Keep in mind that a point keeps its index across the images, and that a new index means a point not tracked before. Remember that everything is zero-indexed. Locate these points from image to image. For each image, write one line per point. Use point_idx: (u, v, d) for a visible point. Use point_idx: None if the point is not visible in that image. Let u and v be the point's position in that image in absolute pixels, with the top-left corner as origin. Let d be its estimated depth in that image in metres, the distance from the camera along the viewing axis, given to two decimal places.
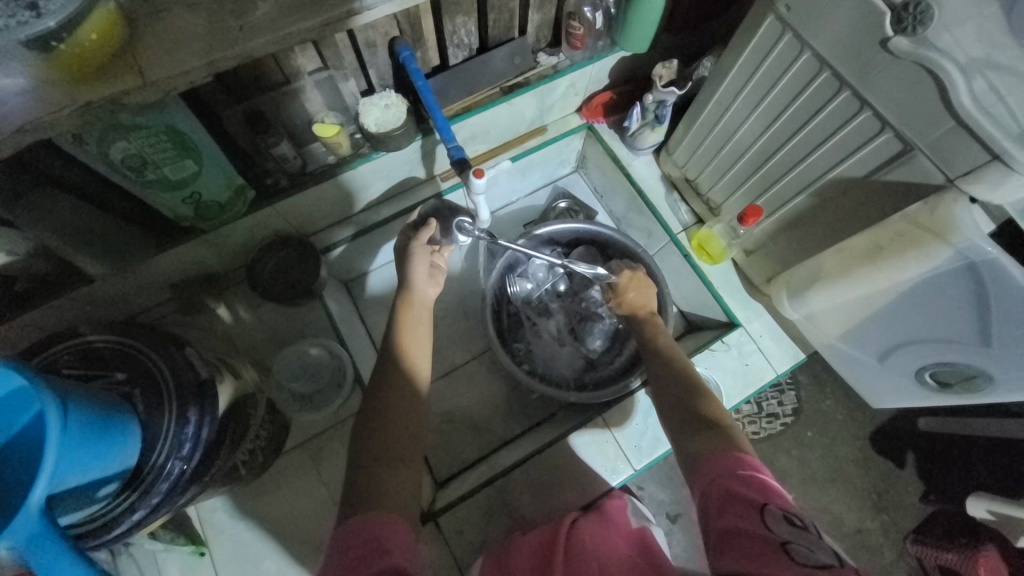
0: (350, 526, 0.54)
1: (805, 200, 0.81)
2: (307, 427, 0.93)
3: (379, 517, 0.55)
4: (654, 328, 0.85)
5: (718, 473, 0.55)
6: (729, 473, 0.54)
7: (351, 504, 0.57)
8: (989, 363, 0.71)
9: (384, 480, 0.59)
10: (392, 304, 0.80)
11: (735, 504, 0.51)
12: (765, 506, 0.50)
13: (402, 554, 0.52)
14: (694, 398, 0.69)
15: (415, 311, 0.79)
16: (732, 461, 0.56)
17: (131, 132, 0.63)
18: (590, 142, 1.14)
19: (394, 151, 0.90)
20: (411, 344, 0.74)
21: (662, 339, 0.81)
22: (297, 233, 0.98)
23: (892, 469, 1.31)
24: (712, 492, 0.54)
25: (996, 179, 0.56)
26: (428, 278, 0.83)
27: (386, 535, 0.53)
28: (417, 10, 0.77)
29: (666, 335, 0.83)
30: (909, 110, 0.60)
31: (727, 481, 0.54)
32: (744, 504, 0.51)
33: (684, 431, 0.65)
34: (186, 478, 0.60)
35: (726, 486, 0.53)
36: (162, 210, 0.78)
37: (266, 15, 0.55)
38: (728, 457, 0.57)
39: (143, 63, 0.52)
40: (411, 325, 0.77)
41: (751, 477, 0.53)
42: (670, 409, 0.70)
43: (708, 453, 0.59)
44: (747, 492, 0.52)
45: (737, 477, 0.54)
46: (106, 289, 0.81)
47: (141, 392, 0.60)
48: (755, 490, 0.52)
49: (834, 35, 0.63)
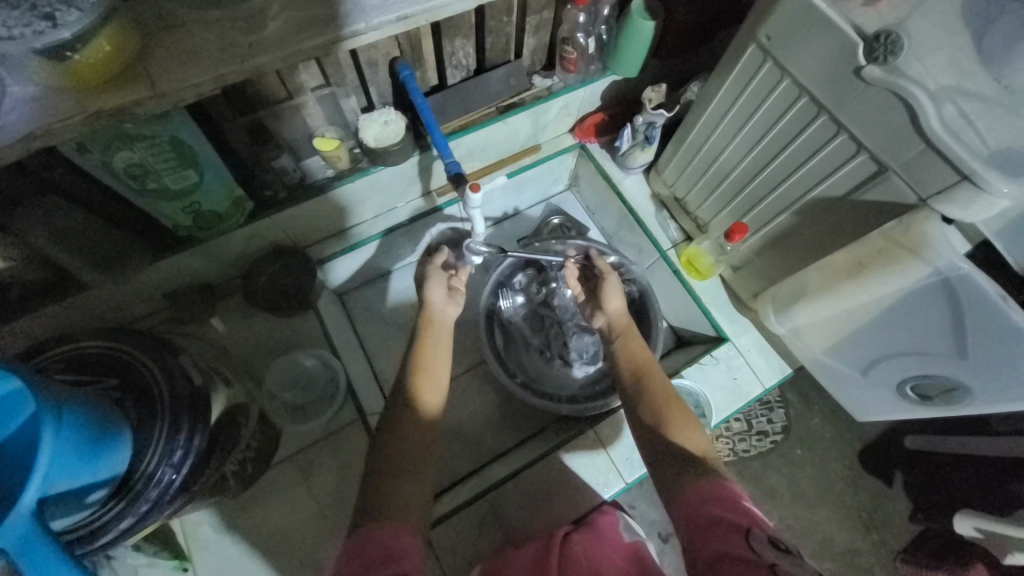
0: (358, 537, 0.54)
1: (789, 218, 0.84)
2: (297, 440, 0.91)
3: (388, 529, 0.54)
4: (629, 337, 0.84)
5: (702, 498, 0.55)
6: (711, 500, 0.55)
7: (362, 512, 0.58)
8: (966, 375, 0.73)
9: (388, 495, 0.59)
10: (414, 325, 0.82)
11: (722, 529, 0.51)
12: (750, 529, 0.50)
13: (408, 560, 0.52)
14: (674, 421, 0.68)
15: (435, 329, 0.80)
16: (717, 488, 0.56)
17: (136, 141, 0.64)
18: (582, 161, 1.17)
19: (393, 166, 0.92)
20: (427, 365, 0.74)
21: (641, 356, 0.80)
22: (294, 244, 0.99)
23: (880, 486, 1.32)
24: (698, 516, 0.54)
25: (967, 199, 0.60)
26: (448, 299, 0.86)
27: (395, 544, 0.53)
28: (417, 32, 0.81)
29: (640, 350, 0.81)
30: (882, 133, 0.64)
31: (712, 508, 0.54)
32: (729, 528, 0.51)
33: (665, 463, 0.64)
34: (175, 488, 0.59)
35: (712, 512, 0.53)
36: (161, 219, 0.78)
37: (276, 33, 0.57)
38: (713, 483, 0.57)
39: (153, 75, 0.54)
40: (432, 342, 0.78)
41: (734, 502, 0.54)
42: (646, 425, 0.70)
43: (687, 485, 0.58)
44: (733, 517, 0.52)
45: (723, 503, 0.54)
46: (98, 296, 0.81)
47: (136, 398, 0.60)
48: (741, 515, 0.52)
49: (811, 63, 0.67)
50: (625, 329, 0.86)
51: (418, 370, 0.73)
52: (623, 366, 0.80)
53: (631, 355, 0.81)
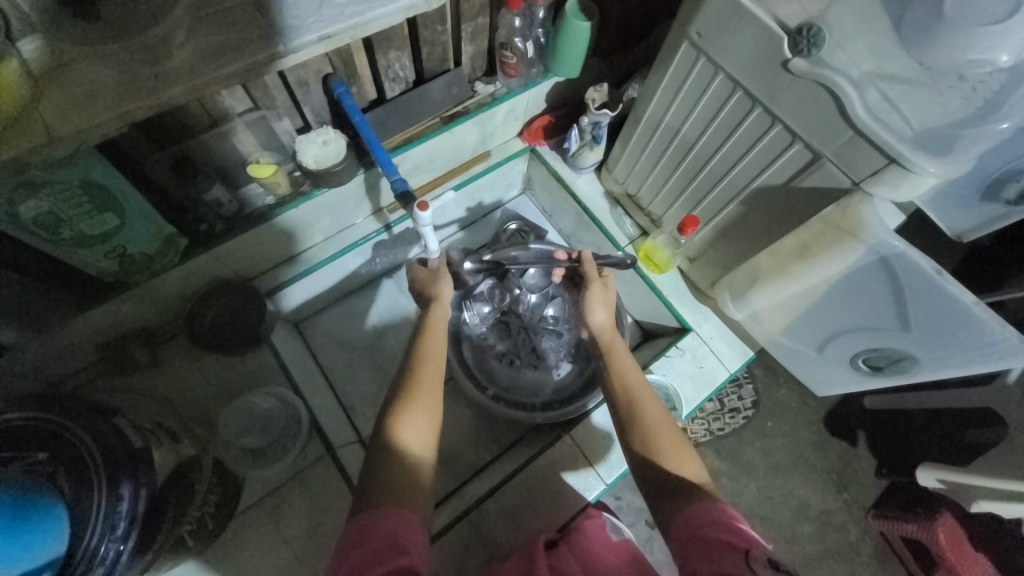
0: (362, 521, 0.55)
1: (736, 208, 0.85)
2: (264, 481, 0.86)
3: (387, 513, 0.55)
4: (615, 352, 0.82)
5: (699, 521, 0.55)
6: (707, 523, 0.54)
7: (359, 499, 0.58)
8: (912, 345, 0.76)
9: (385, 481, 0.59)
10: (417, 322, 0.82)
11: (720, 552, 0.51)
12: (750, 551, 0.49)
13: (415, 554, 0.52)
14: (665, 444, 0.67)
15: (438, 327, 0.80)
16: (715, 511, 0.55)
17: (41, 188, 0.58)
18: (534, 164, 1.17)
19: (337, 187, 0.89)
20: (427, 363, 0.73)
21: (630, 371, 0.77)
22: (239, 277, 0.94)
23: (847, 449, 1.38)
24: (695, 541, 0.53)
25: (896, 180, 0.63)
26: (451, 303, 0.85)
27: (401, 532, 0.53)
28: (347, 48, 0.78)
29: (627, 364, 0.79)
30: (812, 123, 0.66)
31: (708, 530, 0.53)
32: (727, 551, 0.50)
33: (658, 491, 0.63)
34: (124, 559, 0.55)
35: (709, 535, 0.53)
36: (82, 268, 0.72)
37: (185, 62, 0.53)
38: (711, 506, 0.56)
39: (49, 119, 0.49)
40: (435, 336, 0.78)
41: (731, 524, 0.53)
42: (634, 445, 0.69)
43: (680, 513, 0.58)
44: (732, 539, 0.51)
45: (719, 525, 0.54)
46: (19, 357, 0.75)
47: (68, 468, 0.54)
48: (738, 536, 0.52)
49: (741, 57, 0.68)
50: (611, 346, 0.83)
51: (409, 394, 0.68)
52: (614, 389, 0.76)
53: (620, 374, 0.77)
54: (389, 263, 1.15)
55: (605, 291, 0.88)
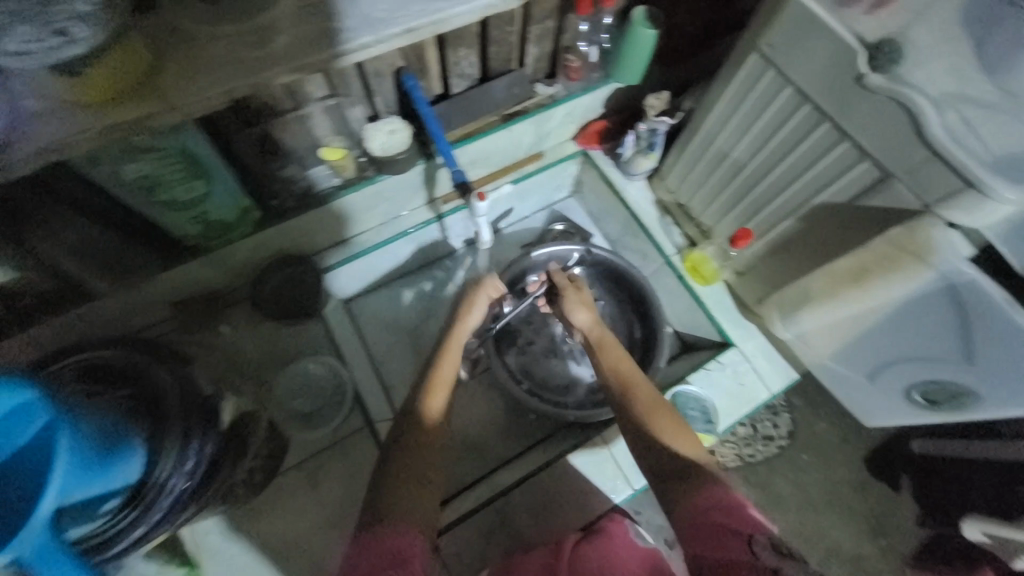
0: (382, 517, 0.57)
1: (792, 225, 0.84)
2: (305, 447, 0.91)
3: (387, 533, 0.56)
4: (602, 346, 0.81)
5: (706, 504, 0.55)
6: (715, 506, 0.54)
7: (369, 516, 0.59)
8: (975, 380, 0.73)
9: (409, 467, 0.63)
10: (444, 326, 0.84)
11: (728, 538, 0.51)
12: (753, 536, 0.50)
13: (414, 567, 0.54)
14: (664, 429, 0.67)
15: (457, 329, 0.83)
16: (718, 493, 0.56)
17: (145, 153, 0.65)
18: (585, 167, 1.18)
19: (398, 175, 0.93)
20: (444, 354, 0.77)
21: (622, 363, 0.77)
22: (300, 251, 0.99)
23: (888, 492, 1.31)
24: (700, 525, 0.54)
25: (971, 205, 0.59)
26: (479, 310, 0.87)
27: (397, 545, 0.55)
28: (421, 43, 0.82)
29: (616, 357, 0.78)
30: (884, 141, 0.65)
31: (711, 514, 0.54)
32: (730, 536, 0.51)
33: (663, 474, 0.63)
34: (186, 495, 0.60)
35: (714, 519, 0.53)
36: (172, 229, 0.80)
37: (283, 47, 0.58)
38: (716, 489, 0.56)
39: (166, 91, 0.55)
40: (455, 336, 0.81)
41: (737, 509, 0.53)
42: (636, 434, 0.68)
43: (685, 493, 0.58)
44: (734, 523, 0.52)
45: (722, 509, 0.54)
46: (109, 304, 0.83)
47: (147, 406, 0.60)
48: (743, 521, 0.52)
49: (813, 70, 0.68)
50: (601, 341, 0.82)
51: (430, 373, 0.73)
52: (609, 380, 0.76)
53: (615, 363, 0.77)
54: (434, 253, 1.18)
55: (580, 295, 0.87)
